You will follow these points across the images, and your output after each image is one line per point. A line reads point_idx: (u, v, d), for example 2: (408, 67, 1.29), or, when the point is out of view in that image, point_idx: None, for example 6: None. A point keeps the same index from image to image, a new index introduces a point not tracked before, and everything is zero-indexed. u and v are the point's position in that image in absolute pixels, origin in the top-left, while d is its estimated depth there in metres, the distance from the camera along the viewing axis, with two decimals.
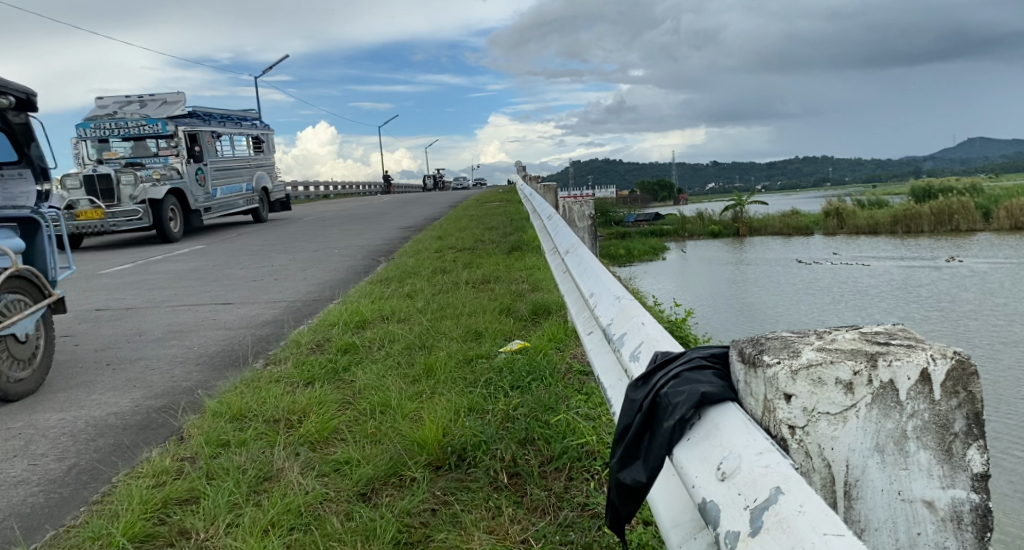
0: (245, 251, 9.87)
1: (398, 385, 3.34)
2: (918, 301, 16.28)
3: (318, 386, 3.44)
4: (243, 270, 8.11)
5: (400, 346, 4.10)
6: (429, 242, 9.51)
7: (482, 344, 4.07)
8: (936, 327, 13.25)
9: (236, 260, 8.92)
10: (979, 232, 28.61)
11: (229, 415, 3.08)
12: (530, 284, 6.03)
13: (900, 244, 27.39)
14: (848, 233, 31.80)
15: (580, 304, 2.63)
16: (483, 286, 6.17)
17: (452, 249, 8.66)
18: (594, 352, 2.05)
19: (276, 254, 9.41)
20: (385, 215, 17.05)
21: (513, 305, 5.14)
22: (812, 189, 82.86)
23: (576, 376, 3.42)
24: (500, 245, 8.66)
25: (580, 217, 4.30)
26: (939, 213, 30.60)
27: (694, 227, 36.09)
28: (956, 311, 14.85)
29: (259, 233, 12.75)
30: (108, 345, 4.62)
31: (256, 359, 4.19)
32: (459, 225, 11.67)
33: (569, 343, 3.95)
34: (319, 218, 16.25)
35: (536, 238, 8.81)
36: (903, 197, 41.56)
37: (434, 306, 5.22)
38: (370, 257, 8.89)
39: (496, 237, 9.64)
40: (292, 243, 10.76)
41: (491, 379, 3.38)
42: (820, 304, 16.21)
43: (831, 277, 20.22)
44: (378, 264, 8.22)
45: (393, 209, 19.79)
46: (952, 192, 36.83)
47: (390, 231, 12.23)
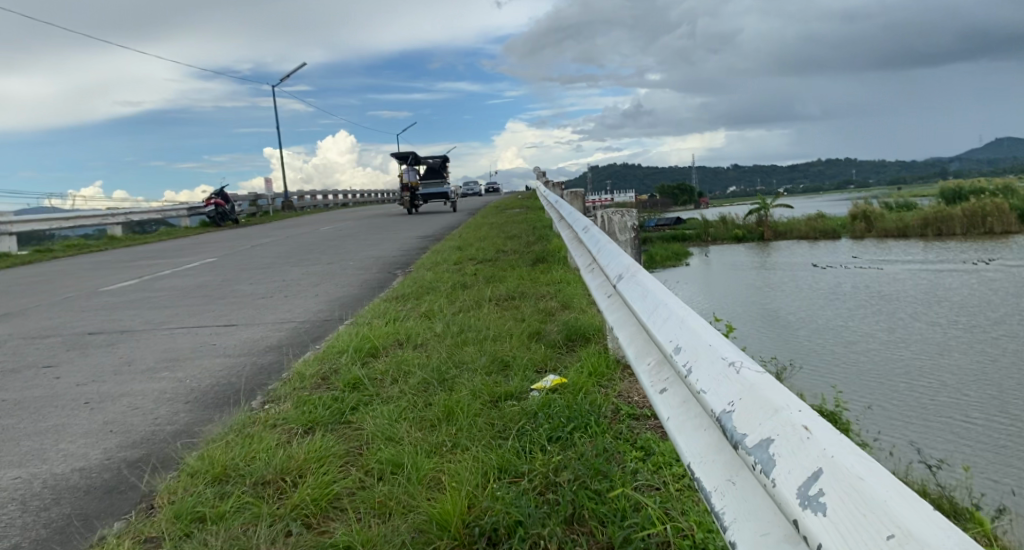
0: (257, 265, 9.42)
1: (413, 435, 2.81)
2: (960, 305, 15.53)
3: (319, 434, 2.92)
4: (253, 285, 7.64)
5: (417, 379, 3.58)
6: (448, 253, 9.00)
7: (510, 378, 3.52)
8: (982, 335, 12.52)
9: (246, 275, 8.45)
10: (1012, 235, 27.68)
11: (211, 476, 2.55)
12: (561, 301, 5.49)
13: (932, 247, 26.54)
14: (876, 236, 30.97)
15: (646, 348, 2.08)
16: (507, 303, 5.62)
17: (473, 261, 8.16)
18: (678, 429, 1.54)
19: (288, 268, 8.95)
20: (404, 224, 16.60)
21: (544, 328, 4.60)
22: (835, 191, 81.55)
23: (624, 425, 2.89)
24: (524, 256, 8.13)
25: (621, 229, 3.72)
26: (972, 215, 29.66)
27: (717, 230, 35.40)
28: (1001, 316, 14.09)
29: (273, 245, 12.33)
30: (92, 378, 4.13)
31: (254, 396, 3.65)
32: (479, 234, 11.15)
33: (614, 380, 3.41)
34: (336, 228, 15.84)
35: (561, 248, 8.29)
36: (931, 199, 40.52)
37: (456, 328, 4.69)
38: (386, 269, 8.38)
39: (519, 247, 9.11)
40: (305, 255, 10.30)
41: (525, 427, 2.84)
42: (856, 309, 15.52)
43: (863, 282, 19.48)
44: (395, 278, 7.73)
45: (410, 216, 19.36)
46: (982, 194, 35.81)
47: (407, 241, 11.76)
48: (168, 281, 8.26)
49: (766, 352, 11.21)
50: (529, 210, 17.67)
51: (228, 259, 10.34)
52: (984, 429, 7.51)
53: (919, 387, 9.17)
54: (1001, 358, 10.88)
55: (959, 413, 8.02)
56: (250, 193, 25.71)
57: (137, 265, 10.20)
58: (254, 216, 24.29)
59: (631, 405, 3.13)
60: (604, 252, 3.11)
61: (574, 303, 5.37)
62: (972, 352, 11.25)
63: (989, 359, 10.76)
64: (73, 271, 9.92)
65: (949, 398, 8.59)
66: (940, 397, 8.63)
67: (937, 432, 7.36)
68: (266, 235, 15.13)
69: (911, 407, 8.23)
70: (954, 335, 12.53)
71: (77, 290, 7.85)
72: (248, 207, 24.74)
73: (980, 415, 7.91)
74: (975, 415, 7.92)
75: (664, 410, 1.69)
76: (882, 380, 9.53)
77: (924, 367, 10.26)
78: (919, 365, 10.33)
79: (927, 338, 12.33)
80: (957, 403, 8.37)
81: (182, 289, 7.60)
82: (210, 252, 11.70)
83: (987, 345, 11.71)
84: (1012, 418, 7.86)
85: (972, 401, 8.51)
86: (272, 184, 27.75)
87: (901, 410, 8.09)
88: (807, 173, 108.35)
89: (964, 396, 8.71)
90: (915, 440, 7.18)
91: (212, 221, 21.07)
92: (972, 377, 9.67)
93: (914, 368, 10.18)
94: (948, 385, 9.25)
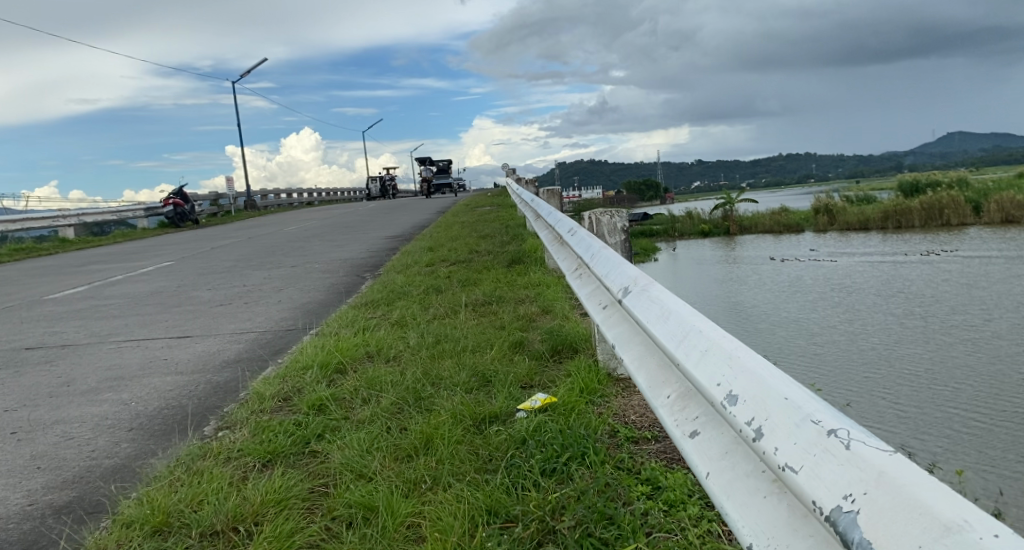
0: (216, 269, 8.92)
1: (387, 471, 2.47)
2: (927, 295, 15.59)
3: (279, 470, 2.56)
4: (211, 291, 7.18)
5: (389, 398, 3.22)
6: (419, 254, 8.63)
7: (494, 397, 3.20)
8: (952, 325, 12.48)
9: (204, 280, 7.97)
10: (969, 226, 28.12)
11: (149, 529, 2.17)
12: (543, 307, 5.16)
13: (894, 240, 26.85)
14: (839, 229, 31.29)
15: (663, 377, 1.77)
16: (485, 309, 5.29)
17: (445, 263, 7.81)
18: (726, 493, 1.24)
19: (249, 272, 8.48)
20: (372, 223, 16.15)
21: (526, 337, 4.28)
22: (797, 186, 82.56)
23: (624, 452, 2.58)
24: (499, 257, 7.81)
25: (611, 231, 3.45)
26: (930, 207, 30.04)
27: (684, 226, 35.46)
28: (969, 306, 14.10)
29: (233, 247, 11.80)
30: (24, 402, 3.69)
31: (208, 420, 3.24)
32: (450, 234, 10.81)
33: (609, 397, 3.10)
34: (301, 228, 15.32)
35: (537, 248, 7.98)
36: (890, 193, 41.07)
37: (431, 338, 4.33)
38: (354, 273, 7.99)
39: (493, 247, 8.79)
40: (268, 258, 9.84)
41: (515, 458, 2.51)
42: (828, 301, 15.50)
43: (831, 274, 19.56)
44: (362, 281, 7.33)
45: (378, 216, 18.87)
46: (938, 186, 36.44)
47: (375, 242, 11.33)
48: (119, 287, 7.75)
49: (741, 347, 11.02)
50: (499, 207, 17.35)
51: (186, 262, 9.82)
52: (966, 418, 7.34)
53: (897, 378, 9.01)
54: (974, 347, 10.81)
55: (940, 403, 7.86)
56: (211, 194, 24.93)
57: (88, 270, 9.63)
58: (215, 218, 23.53)
59: (631, 427, 2.82)
60: (597, 258, 2.79)
61: (558, 307, 5.06)
62: (944, 342, 11.17)
63: (962, 349, 10.68)
64: (19, 278, 9.32)
65: (927, 390, 8.44)
66: (919, 389, 8.48)
67: (919, 424, 7.17)
68: (227, 237, 14.52)
69: (892, 399, 8.05)
70: (925, 325, 12.47)
71: (20, 299, 7.31)
72: (209, 207, 23.98)
73: (960, 406, 7.76)
74: (956, 406, 7.76)
75: (698, 463, 1.38)
76: (859, 371, 9.36)
77: (899, 358, 10.13)
78: (894, 356, 10.21)
79: (898, 329, 12.25)
80: (937, 395, 8.21)
81: (134, 296, 7.11)
82: (167, 255, 11.14)
83: (959, 335, 11.65)
84: (996, 408, 7.74)
85: (952, 392, 8.36)
86: (233, 183, 26.94)
87: (883, 402, 7.90)
88: (771, 168, 109.59)
89: (942, 387, 8.56)
90: (899, 434, 6.97)
91: (171, 222, 20.32)
92: (947, 367, 9.55)
93: (889, 359, 10.04)
94: (925, 376, 9.11)
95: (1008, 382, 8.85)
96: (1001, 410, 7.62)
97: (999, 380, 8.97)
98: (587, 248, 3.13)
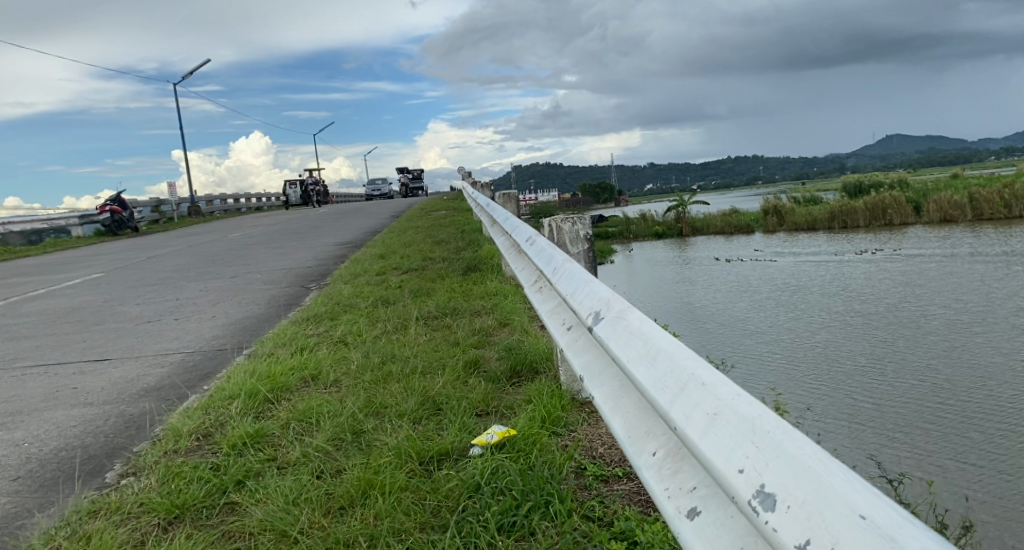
0: (149, 281, 8.31)
1: (318, 532, 2.08)
2: (878, 293, 15.72)
3: (184, 532, 2.15)
4: (139, 306, 6.63)
5: (323, 435, 2.82)
6: (369, 263, 8.20)
7: (445, 430, 2.83)
8: (903, 322, 12.55)
9: (133, 293, 7.39)
10: (912, 226, 28.76)
11: None
12: (500, 320, 4.79)
13: (843, 239, 27.29)
14: (788, 231, 31.74)
15: (644, 427, 1.44)
16: (438, 322, 4.93)
17: (396, 271, 7.40)
18: None
19: (185, 283, 7.92)
20: (322, 229, 15.60)
21: (481, 354, 3.93)
22: (746, 187, 83.98)
23: (593, 496, 2.25)
24: (453, 265, 7.44)
25: (573, 240, 3.14)
26: (874, 208, 30.61)
27: (639, 228, 35.53)
28: (918, 303, 14.22)
29: (171, 257, 11.13)
30: None
31: (111, 464, 2.78)
32: (402, 240, 10.38)
33: (573, 427, 2.77)
34: (246, 235, 14.68)
35: (493, 254, 7.63)
36: (835, 194, 41.87)
37: (378, 359, 3.93)
38: (299, 283, 7.51)
39: (447, 254, 8.41)
40: (207, 268, 9.27)
41: (468, 509, 2.16)
42: (783, 300, 15.52)
43: (784, 274, 19.69)
44: (307, 293, 6.88)
45: (329, 221, 18.25)
46: (881, 188, 37.34)
47: (323, 248, 10.81)
48: (38, 302, 7.12)
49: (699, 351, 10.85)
50: (453, 211, 16.95)
51: (117, 274, 9.17)
52: (926, 427, 7.25)
53: (855, 382, 8.93)
54: (926, 345, 10.85)
55: (898, 409, 7.77)
56: (152, 198, 23.88)
57: (7, 284, 8.91)
58: (157, 224, 22.53)
59: (600, 463, 2.47)
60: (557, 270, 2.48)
61: (518, 319, 4.70)
62: (898, 341, 11.18)
63: (916, 348, 10.68)
64: None
65: (884, 395, 8.37)
66: (877, 394, 8.39)
67: (881, 436, 7.04)
68: (166, 245, 13.78)
69: (851, 407, 7.94)
70: (878, 324, 12.51)
71: None
72: (150, 212, 22.92)
73: (920, 412, 7.68)
74: (915, 412, 7.68)
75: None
76: (817, 376, 9.26)
77: (855, 359, 10.09)
78: (849, 358, 10.16)
79: (852, 328, 12.26)
80: (895, 400, 8.12)
81: (54, 312, 6.52)
82: (98, 266, 10.44)
83: (910, 333, 11.71)
84: (956, 410, 7.67)
85: (909, 396, 8.30)
86: (175, 188, 25.82)
87: (843, 411, 7.77)
88: (722, 171, 111.44)
89: (899, 391, 8.50)
90: (864, 442, 6.81)
91: (108, 230, 19.33)
92: (902, 368, 9.52)
93: (847, 359, 9.96)
94: (881, 379, 9.05)
95: (961, 382, 8.85)
96: (959, 415, 7.57)
97: (953, 379, 8.97)
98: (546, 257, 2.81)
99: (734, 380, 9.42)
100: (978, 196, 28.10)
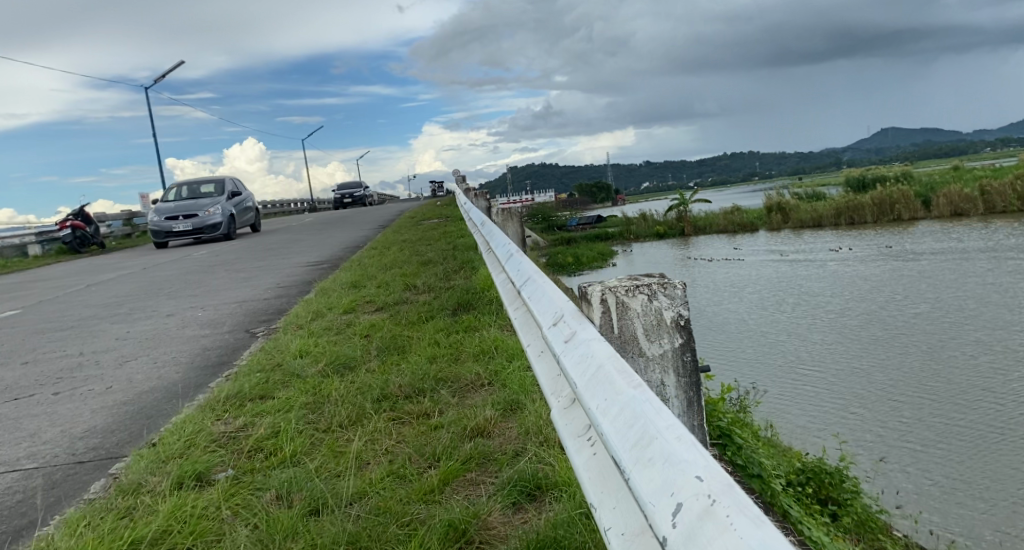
0: (64, 323, 6.68)
1: None
2: (909, 290, 14.09)
3: None
4: (25, 367, 5.01)
5: None
6: (338, 295, 6.60)
7: None
8: (951, 321, 10.85)
9: (30, 344, 5.78)
10: (922, 220, 27.10)
11: None
12: (502, 410, 3.17)
13: (854, 235, 25.61)
14: (791, 229, 30.10)
15: None
16: (412, 408, 3.33)
17: (366, 311, 5.81)
18: None
19: (104, 328, 6.30)
20: (298, 243, 14.00)
21: (474, 504, 2.31)
22: (742, 185, 81.98)
23: None
24: (437, 299, 5.87)
25: (648, 331, 1.54)
26: (880, 203, 28.59)
27: (638, 228, 33.38)
28: (959, 300, 12.61)
29: (112, 284, 9.47)
30: None
31: None
32: (382, 261, 8.80)
33: None
34: (211, 254, 13.03)
35: (488, 282, 6.08)
36: (835, 190, 40.03)
37: (298, 511, 2.33)
38: (243, 327, 5.90)
39: (433, 281, 6.81)
40: (143, 302, 7.63)
41: None
42: (808, 300, 13.84)
43: (799, 273, 18.06)
44: (249, 343, 5.28)
45: (309, 233, 16.56)
46: (886, 182, 35.65)
47: (289, 272, 9.17)
48: None
49: (722, 360, 9.20)
50: (444, 221, 15.35)
51: (33, 312, 7.52)
52: None
53: (920, 399, 7.25)
54: (987, 348, 9.19)
55: (985, 442, 6.13)
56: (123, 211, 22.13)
57: None
58: (126, 239, 20.79)
59: None
60: (658, 455, 0.91)
61: (530, 409, 3.08)
62: (952, 343, 9.57)
63: (981, 350, 9.08)
64: None
65: (962, 416, 6.71)
66: (952, 415, 6.76)
67: (977, 485, 5.39)
68: (120, 267, 12.10)
69: (924, 440, 6.29)
70: (922, 323, 10.84)
71: None
72: (121, 227, 21.17)
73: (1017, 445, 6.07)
74: (1009, 445, 6.06)
75: None
76: (873, 392, 7.60)
77: (911, 367, 8.50)
78: (903, 366, 8.49)
79: (893, 328, 10.58)
80: (977, 427, 6.47)
81: None
82: (20, 299, 8.75)
83: (965, 332, 10.10)
84: None
85: (997, 416, 6.69)
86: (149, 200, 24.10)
87: (918, 447, 6.13)
88: (718, 166, 109.48)
89: (977, 410, 6.86)
90: (969, 502, 5.18)
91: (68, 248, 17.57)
92: (972, 379, 7.87)
93: (907, 370, 8.34)
94: (950, 393, 7.40)
95: None
96: None
97: None
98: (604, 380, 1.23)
99: (779, 392, 7.79)
100: (988, 188, 26.30)
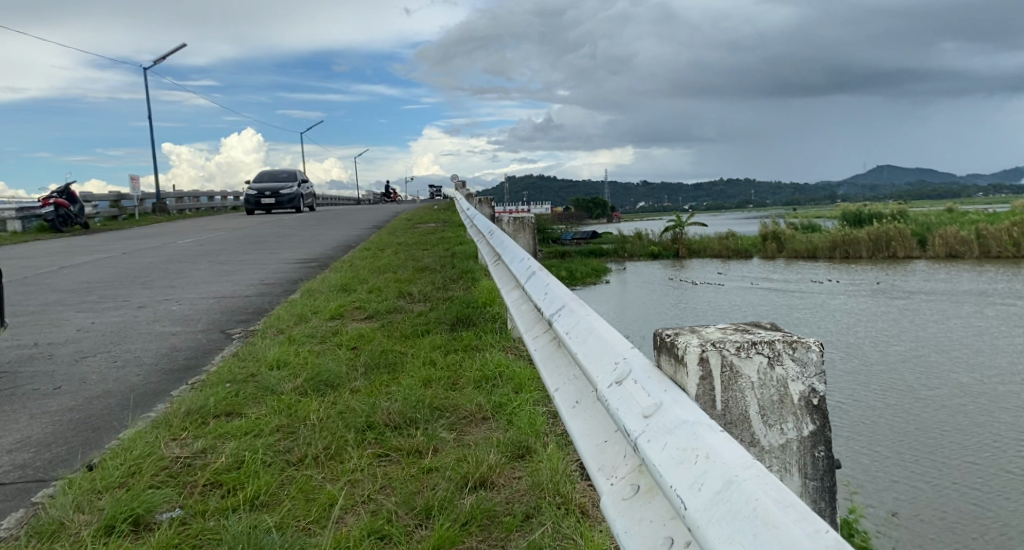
0: (25, 308, 6.13)
1: None
2: (911, 327, 13.63)
3: None
4: None
5: None
6: (325, 298, 6.08)
7: None
8: (956, 362, 10.36)
9: None
10: (916, 259, 26.73)
11: None
12: (509, 454, 2.69)
13: (850, 268, 25.16)
14: (786, 258, 29.63)
15: None
16: (404, 441, 2.84)
17: (355, 318, 5.30)
18: None
19: (68, 316, 5.76)
20: (288, 238, 13.44)
21: None
22: (736, 211, 81.66)
23: None
24: (432, 311, 5.36)
25: (766, 408, 1.14)
26: (876, 239, 28.16)
27: (633, 246, 32.82)
28: (964, 341, 12.15)
29: (87, 268, 8.90)
30: None
31: None
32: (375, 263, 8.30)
33: None
34: (196, 243, 12.44)
35: (490, 297, 5.57)
36: (830, 222, 39.66)
37: None
38: (219, 327, 5.37)
39: (428, 290, 6.31)
40: (115, 290, 7.09)
41: None
42: (808, 331, 13.34)
43: (797, 302, 17.59)
44: (223, 346, 4.74)
45: (299, 228, 15.96)
46: (881, 220, 35.29)
47: (274, 269, 8.64)
48: None
49: None
50: (439, 226, 14.82)
51: None
52: None
53: (930, 434, 6.72)
54: (1000, 391, 8.73)
55: (1006, 479, 5.63)
56: (110, 195, 21.48)
57: None
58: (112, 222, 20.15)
59: None
60: None
61: (544, 456, 2.60)
62: (963, 382, 9.11)
63: (994, 393, 8.62)
64: None
65: (985, 453, 6.22)
66: (973, 451, 6.28)
67: (994, 530, 4.85)
68: (99, 250, 11.51)
69: (935, 471, 5.74)
70: (928, 362, 10.34)
71: None
72: (107, 209, 20.48)
73: None
74: None
75: None
76: (880, 418, 7.06)
77: (925, 400, 8.02)
78: (914, 400, 8.01)
79: (899, 364, 10.09)
80: (1005, 465, 5.99)
81: None
82: None
83: (975, 374, 9.65)
84: None
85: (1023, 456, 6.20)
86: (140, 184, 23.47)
87: (928, 477, 5.58)
88: (713, 190, 109.36)
89: (995, 449, 6.36)
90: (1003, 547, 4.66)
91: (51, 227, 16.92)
92: (985, 416, 7.36)
93: (920, 403, 7.87)
94: (966, 428, 6.90)
95: None
96: None
97: None
98: (737, 512, 0.81)
99: None
100: (985, 232, 25.97)
